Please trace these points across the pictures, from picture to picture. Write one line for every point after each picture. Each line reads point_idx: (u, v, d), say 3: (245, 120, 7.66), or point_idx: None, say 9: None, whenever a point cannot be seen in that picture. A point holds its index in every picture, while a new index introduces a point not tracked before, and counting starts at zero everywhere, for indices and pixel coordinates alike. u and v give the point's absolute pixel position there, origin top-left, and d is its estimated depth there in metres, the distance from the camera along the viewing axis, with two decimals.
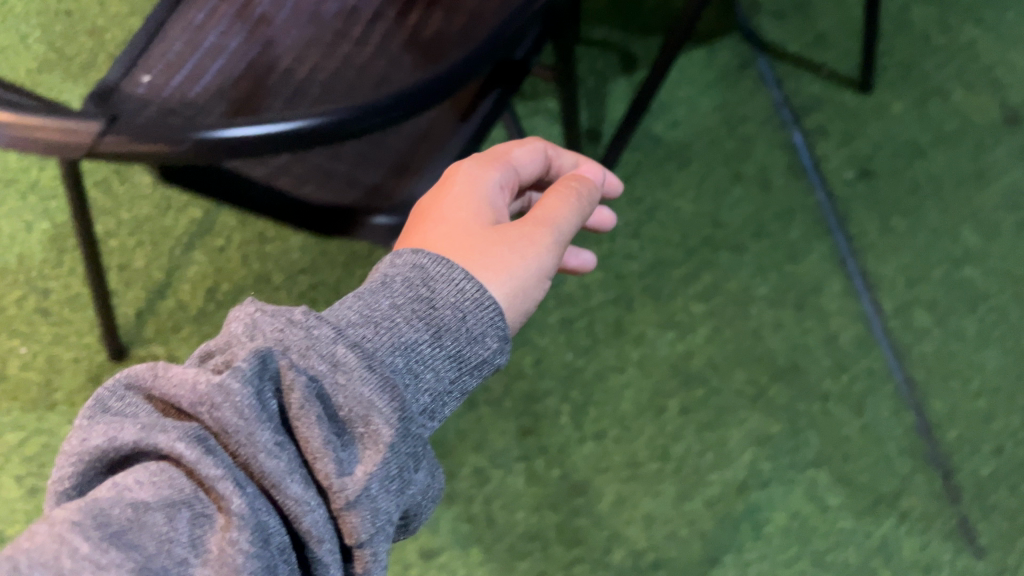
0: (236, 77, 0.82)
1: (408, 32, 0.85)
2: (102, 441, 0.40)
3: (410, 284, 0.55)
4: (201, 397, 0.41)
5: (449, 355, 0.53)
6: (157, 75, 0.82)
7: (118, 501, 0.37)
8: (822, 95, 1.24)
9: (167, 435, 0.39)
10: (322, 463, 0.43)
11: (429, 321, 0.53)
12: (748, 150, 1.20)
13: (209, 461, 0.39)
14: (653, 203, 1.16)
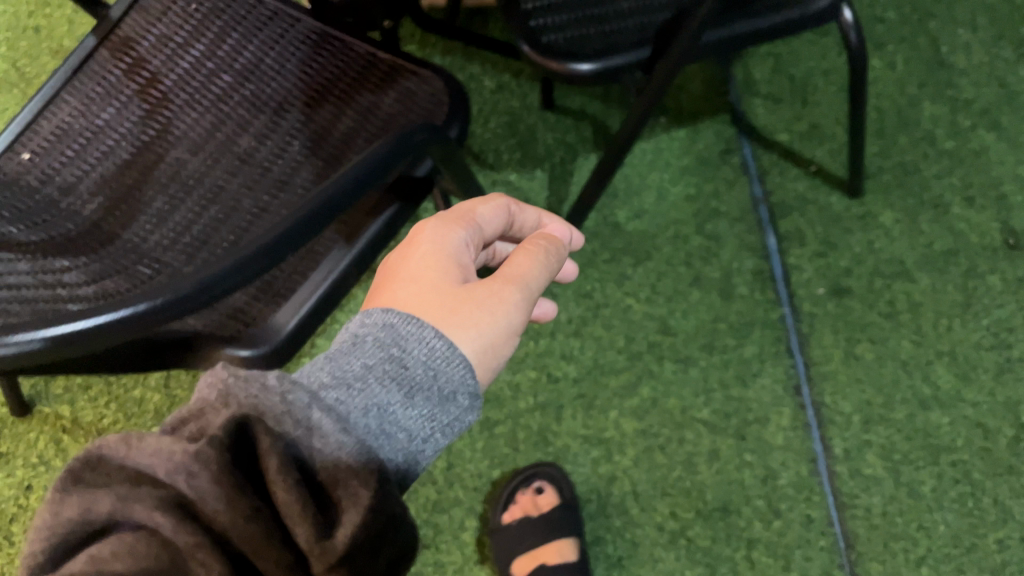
0: (123, 165, 0.77)
1: (314, 127, 0.79)
2: (73, 515, 0.36)
3: (380, 344, 0.50)
4: (178, 465, 0.37)
5: (421, 413, 0.48)
6: (37, 152, 0.77)
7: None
8: (805, 195, 1.14)
9: (146, 505, 0.36)
10: (299, 526, 0.37)
11: (400, 378, 0.48)
12: (714, 250, 1.11)
13: (192, 541, 0.36)
14: (602, 300, 1.08)
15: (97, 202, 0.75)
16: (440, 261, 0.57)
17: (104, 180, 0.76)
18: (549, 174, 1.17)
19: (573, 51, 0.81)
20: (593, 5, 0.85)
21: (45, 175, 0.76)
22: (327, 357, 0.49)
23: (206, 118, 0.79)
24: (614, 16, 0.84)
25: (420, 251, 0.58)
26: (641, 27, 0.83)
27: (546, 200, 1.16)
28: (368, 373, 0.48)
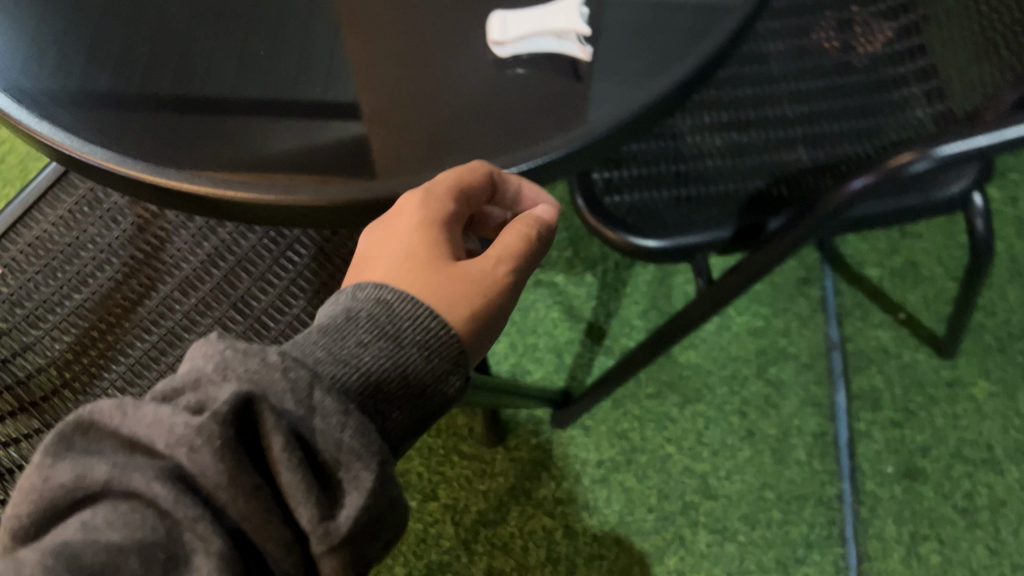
0: (103, 295, 0.67)
1: (327, 279, 0.67)
2: (67, 479, 0.32)
3: (375, 320, 0.40)
4: (174, 436, 0.32)
5: (416, 389, 0.39)
6: (5, 270, 0.68)
7: (75, 551, 0.30)
8: (888, 348, 1.00)
9: (144, 474, 0.32)
10: (302, 508, 0.33)
11: (395, 357, 0.39)
12: (773, 400, 0.98)
13: (193, 518, 0.31)
14: (639, 444, 0.96)
15: (64, 343, 0.65)
16: (429, 220, 0.44)
17: (75, 317, 0.66)
18: (600, 278, 1.04)
19: (638, 223, 0.69)
20: (670, 160, 0.73)
21: (8, 302, 0.67)
22: (310, 331, 0.39)
23: (203, 247, 0.69)
24: (693, 177, 0.71)
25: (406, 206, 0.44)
26: (723, 197, 0.70)
27: (592, 310, 1.03)
28: (359, 349, 0.38)
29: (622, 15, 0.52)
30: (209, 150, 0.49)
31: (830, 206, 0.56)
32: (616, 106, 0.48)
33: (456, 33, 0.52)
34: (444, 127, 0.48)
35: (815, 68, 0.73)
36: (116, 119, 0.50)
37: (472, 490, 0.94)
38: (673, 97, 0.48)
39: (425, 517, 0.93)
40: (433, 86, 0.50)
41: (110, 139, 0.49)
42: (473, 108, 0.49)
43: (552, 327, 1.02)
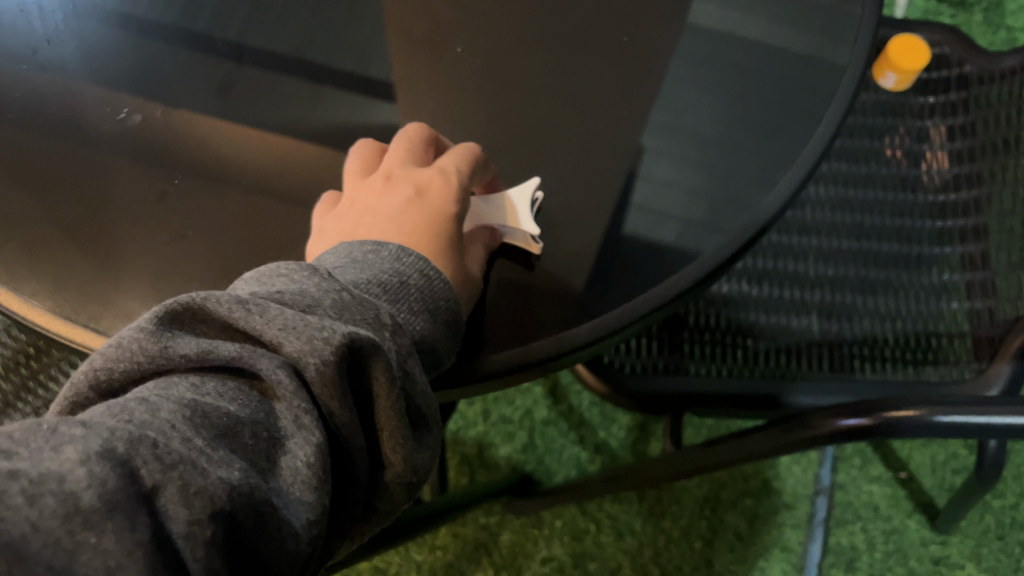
0: None
1: None
2: (190, 351, 0.30)
3: (422, 293, 0.40)
4: (310, 343, 0.30)
5: (435, 364, 0.40)
6: None
7: (200, 416, 0.28)
8: (881, 506, 0.92)
9: (269, 359, 0.30)
10: (391, 438, 0.33)
11: (434, 332, 0.40)
12: (742, 535, 0.92)
13: (303, 410, 0.30)
14: (592, 549, 0.91)
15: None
16: (459, 207, 0.45)
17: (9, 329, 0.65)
18: None
19: (617, 365, 0.63)
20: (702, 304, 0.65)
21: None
22: (367, 280, 0.39)
23: None
24: (689, 324, 0.64)
25: (443, 184, 0.45)
26: (712, 353, 0.63)
27: (577, 394, 0.97)
28: (405, 314, 0.39)
29: (641, 197, 0.49)
30: (85, 279, 0.46)
31: (808, 433, 0.50)
32: (609, 306, 0.46)
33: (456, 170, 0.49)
34: (537, 155, 0.50)
35: (850, 224, 0.67)
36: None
37: (406, 558, 0.90)
38: (729, 264, 0.47)
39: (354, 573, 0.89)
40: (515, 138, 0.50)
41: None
42: (567, 140, 0.50)
43: (535, 400, 0.97)
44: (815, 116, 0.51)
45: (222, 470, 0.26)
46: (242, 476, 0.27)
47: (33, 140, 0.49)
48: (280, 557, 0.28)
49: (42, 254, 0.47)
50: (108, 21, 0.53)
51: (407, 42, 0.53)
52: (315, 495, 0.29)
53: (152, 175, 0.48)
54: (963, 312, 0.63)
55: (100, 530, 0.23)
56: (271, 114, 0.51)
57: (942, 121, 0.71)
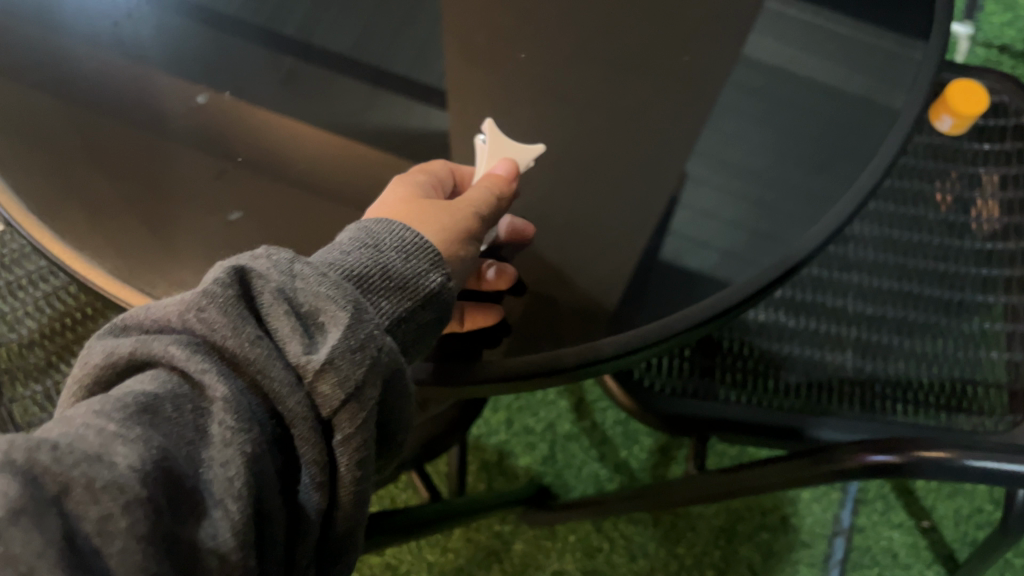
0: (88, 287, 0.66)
1: None
2: (102, 357, 0.34)
3: (352, 238, 0.40)
4: (188, 305, 0.34)
5: (397, 283, 0.39)
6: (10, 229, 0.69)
7: (116, 402, 0.31)
8: (900, 553, 0.91)
9: (161, 338, 0.33)
10: (288, 344, 0.34)
11: (376, 259, 0.39)
12: (756, 570, 0.91)
13: (205, 369, 0.33)
14: (603, 567, 0.90)
15: (35, 324, 0.65)
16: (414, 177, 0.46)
17: (54, 298, 0.66)
18: None
19: (648, 382, 0.63)
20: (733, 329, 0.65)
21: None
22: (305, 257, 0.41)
23: None
24: (722, 349, 0.64)
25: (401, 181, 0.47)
26: (745, 381, 0.63)
27: (602, 412, 0.97)
28: (338, 255, 0.39)
29: (681, 224, 0.50)
30: (140, 248, 0.47)
31: (834, 466, 0.50)
32: (647, 320, 0.46)
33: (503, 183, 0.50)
34: (588, 166, 0.50)
35: (892, 264, 0.67)
36: (61, 190, 0.49)
37: (419, 557, 0.90)
38: (770, 289, 0.47)
39: (365, 567, 0.90)
40: (568, 147, 0.51)
41: (50, 212, 0.49)
42: (621, 154, 0.50)
43: (559, 414, 0.97)
44: (869, 155, 0.51)
45: (130, 453, 0.29)
46: (157, 454, 0.30)
47: (100, 114, 0.51)
48: (207, 520, 0.31)
49: (100, 221, 0.48)
50: (184, 11, 0.55)
51: (468, 47, 0.54)
52: (233, 448, 0.32)
53: (214, 158, 0.50)
54: (1002, 362, 0.62)
55: (8, 535, 0.26)
56: (331, 109, 0.52)
57: (994, 169, 0.70)
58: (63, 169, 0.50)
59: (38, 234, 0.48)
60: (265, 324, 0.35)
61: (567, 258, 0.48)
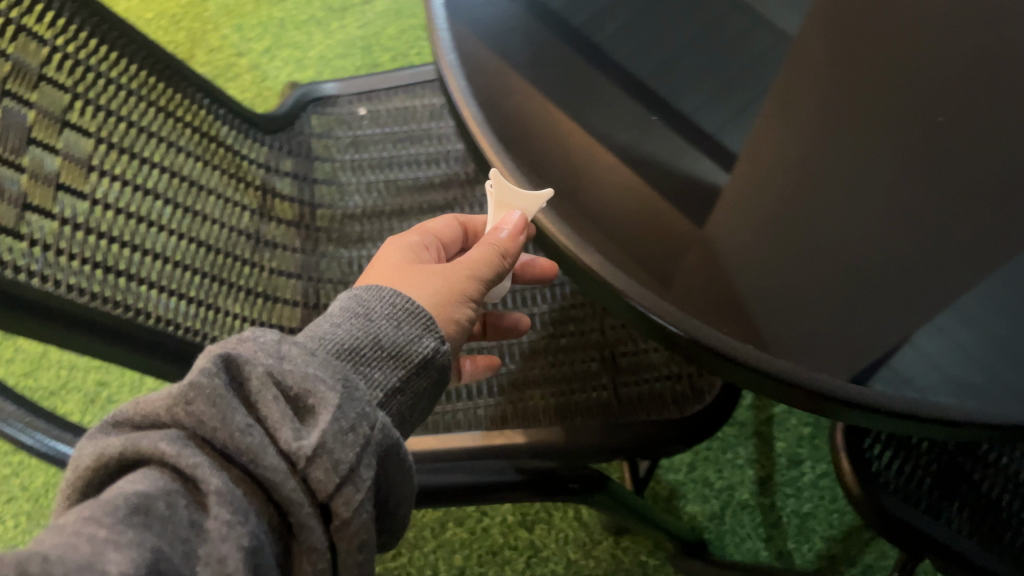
0: (412, 185, 0.73)
1: (557, 324, 0.67)
2: (89, 457, 0.33)
3: (345, 309, 0.44)
4: (175, 399, 0.34)
5: (391, 352, 0.43)
6: (367, 115, 0.77)
7: (107, 505, 0.30)
8: None
9: (150, 434, 0.33)
10: (279, 429, 0.35)
11: (367, 329, 0.43)
12: None
13: (196, 463, 0.33)
14: None
15: (361, 200, 0.72)
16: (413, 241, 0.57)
17: (383, 186, 0.73)
18: (815, 475, 0.96)
19: (883, 479, 0.62)
20: (986, 467, 0.62)
21: (347, 142, 0.76)
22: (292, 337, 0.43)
23: None
24: (969, 481, 0.62)
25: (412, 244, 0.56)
26: (982, 520, 0.60)
27: (784, 496, 0.95)
28: (329, 328, 0.42)
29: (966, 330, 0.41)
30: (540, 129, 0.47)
31: None
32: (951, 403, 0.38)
33: (764, 232, 0.42)
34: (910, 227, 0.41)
35: None
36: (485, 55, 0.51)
37: (562, 549, 0.93)
38: None
39: (510, 536, 0.94)
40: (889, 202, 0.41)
41: (475, 77, 0.50)
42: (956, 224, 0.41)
43: (741, 479, 0.97)
44: None
45: (121, 560, 0.28)
46: (150, 558, 0.29)
47: None
48: None
49: (542, 149, 0.47)
50: None
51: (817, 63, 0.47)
52: (228, 542, 0.31)
53: None
54: None
55: None
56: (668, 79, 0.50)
57: None
58: (500, 75, 0.50)
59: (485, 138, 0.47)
60: (254, 410, 0.36)
61: (810, 310, 0.39)
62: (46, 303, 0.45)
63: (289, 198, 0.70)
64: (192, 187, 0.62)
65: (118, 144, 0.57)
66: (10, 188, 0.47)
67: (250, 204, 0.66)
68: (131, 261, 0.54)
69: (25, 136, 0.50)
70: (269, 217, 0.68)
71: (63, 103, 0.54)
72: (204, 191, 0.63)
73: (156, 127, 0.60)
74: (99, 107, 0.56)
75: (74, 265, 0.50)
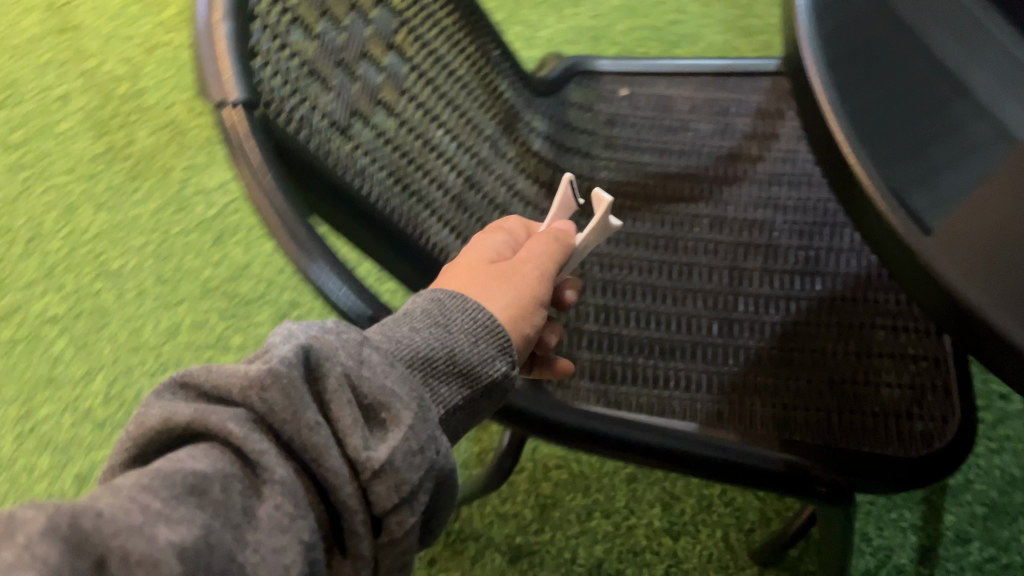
0: (661, 171, 0.74)
1: (790, 332, 0.66)
2: (152, 418, 0.33)
3: (426, 312, 0.41)
4: (250, 382, 0.33)
5: (463, 371, 0.40)
6: (627, 95, 0.79)
7: (164, 477, 0.30)
8: None
9: (218, 411, 0.33)
10: (350, 435, 0.34)
11: (444, 341, 0.40)
12: None
13: (261, 451, 0.33)
14: None
15: (609, 177, 0.74)
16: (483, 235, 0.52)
17: (631, 167, 0.74)
18: (980, 557, 0.91)
19: None
20: None
21: (604, 117, 0.77)
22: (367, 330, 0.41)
23: (753, 214, 0.72)
24: None
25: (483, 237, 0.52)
26: None
27: (945, 571, 0.91)
28: (410, 332, 0.40)
29: None
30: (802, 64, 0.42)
31: None
32: None
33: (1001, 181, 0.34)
34: None
35: None
36: None
37: (703, 567, 0.91)
38: None
39: (654, 541, 0.93)
40: None
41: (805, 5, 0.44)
42: None
43: (901, 543, 0.93)
44: None
45: (173, 530, 0.29)
46: (200, 532, 0.30)
47: None
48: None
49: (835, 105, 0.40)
50: None
51: None
52: (285, 535, 0.32)
53: None
54: None
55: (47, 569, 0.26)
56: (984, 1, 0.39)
57: None
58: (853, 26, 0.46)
59: (834, 127, 0.40)
60: (326, 407, 0.35)
61: None
62: (348, 193, 0.49)
63: (546, 161, 0.72)
64: (473, 128, 0.65)
65: (427, 73, 0.60)
66: (345, 92, 0.52)
67: (511, 155, 0.69)
68: (410, 176, 0.57)
69: (362, 51, 0.54)
70: (526, 174, 0.70)
71: (392, 27, 0.57)
72: (485, 138, 0.66)
73: (454, 64, 0.63)
74: (418, 36, 0.60)
75: (377, 172, 0.53)
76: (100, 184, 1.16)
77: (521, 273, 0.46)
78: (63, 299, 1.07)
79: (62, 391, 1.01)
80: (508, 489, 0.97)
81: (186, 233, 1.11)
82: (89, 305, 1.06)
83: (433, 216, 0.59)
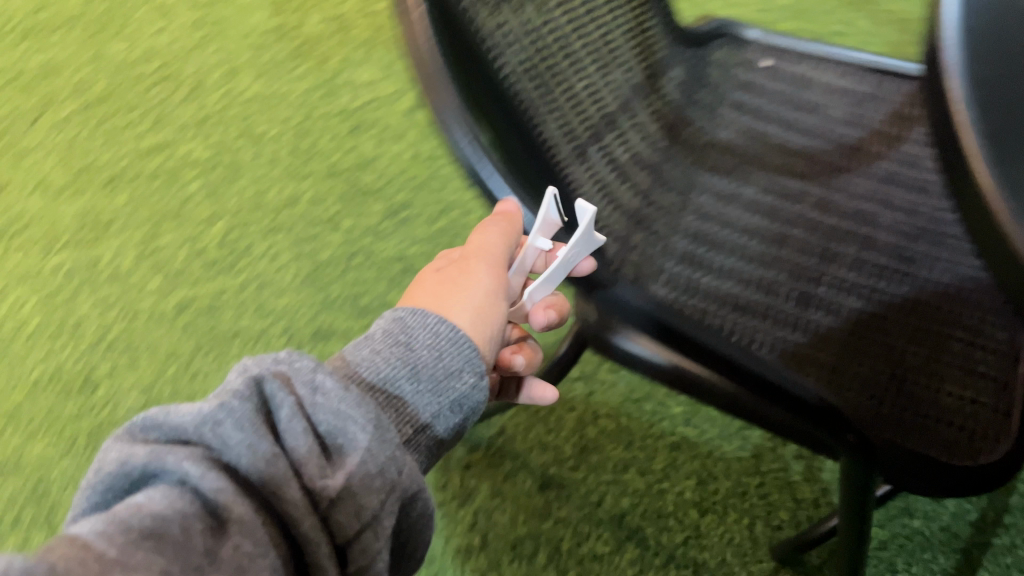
0: (781, 144, 0.76)
1: (867, 318, 0.67)
2: (108, 460, 0.32)
3: (389, 334, 0.45)
4: (204, 418, 0.33)
5: (428, 385, 0.43)
6: (768, 68, 0.80)
7: (120, 524, 0.29)
8: None
9: (172, 449, 0.32)
10: (307, 464, 0.35)
11: (407, 356, 0.44)
12: None
13: (221, 489, 0.32)
14: None
15: (730, 135, 0.76)
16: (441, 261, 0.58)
17: (752, 132, 0.76)
18: None
19: None
20: None
21: (740, 82, 0.79)
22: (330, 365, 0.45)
23: (860, 205, 0.72)
24: None
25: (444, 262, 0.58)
26: None
27: None
28: (370, 353, 0.44)
29: None
30: None
31: None
32: None
33: None
34: None
35: None
36: None
37: (720, 547, 0.92)
38: None
39: (680, 510, 0.94)
40: None
41: None
42: None
43: None
44: None
45: None
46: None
47: None
48: None
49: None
50: None
51: None
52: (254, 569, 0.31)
53: None
54: None
55: None
56: None
57: None
58: None
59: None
60: (281, 439, 0.35)
61: None
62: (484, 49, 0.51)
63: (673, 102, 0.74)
64: (613, 47, 0.66)
65: None
66: None
67: (643, 85, 0.70)
68: (546, 65, 0.59)
69: None
70: (652, 110, 0.71)
71: None
72: (622, 61, 0.68)
73: None
74: None
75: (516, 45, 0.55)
76: (265, 56, 1.25)
77: (471, 283, 0.53)
78: (207, 147, 1.17)
79: (186, 225, 1.11)
80: (556, 423, 1.00)
81: (328, 117, 1.18)
82: (227, 158, 1.16)
83: (557, 112, 0.59)
